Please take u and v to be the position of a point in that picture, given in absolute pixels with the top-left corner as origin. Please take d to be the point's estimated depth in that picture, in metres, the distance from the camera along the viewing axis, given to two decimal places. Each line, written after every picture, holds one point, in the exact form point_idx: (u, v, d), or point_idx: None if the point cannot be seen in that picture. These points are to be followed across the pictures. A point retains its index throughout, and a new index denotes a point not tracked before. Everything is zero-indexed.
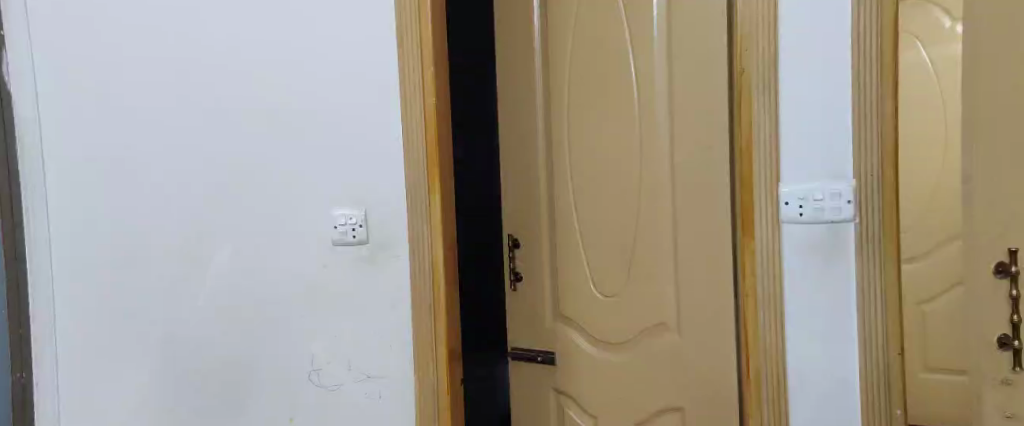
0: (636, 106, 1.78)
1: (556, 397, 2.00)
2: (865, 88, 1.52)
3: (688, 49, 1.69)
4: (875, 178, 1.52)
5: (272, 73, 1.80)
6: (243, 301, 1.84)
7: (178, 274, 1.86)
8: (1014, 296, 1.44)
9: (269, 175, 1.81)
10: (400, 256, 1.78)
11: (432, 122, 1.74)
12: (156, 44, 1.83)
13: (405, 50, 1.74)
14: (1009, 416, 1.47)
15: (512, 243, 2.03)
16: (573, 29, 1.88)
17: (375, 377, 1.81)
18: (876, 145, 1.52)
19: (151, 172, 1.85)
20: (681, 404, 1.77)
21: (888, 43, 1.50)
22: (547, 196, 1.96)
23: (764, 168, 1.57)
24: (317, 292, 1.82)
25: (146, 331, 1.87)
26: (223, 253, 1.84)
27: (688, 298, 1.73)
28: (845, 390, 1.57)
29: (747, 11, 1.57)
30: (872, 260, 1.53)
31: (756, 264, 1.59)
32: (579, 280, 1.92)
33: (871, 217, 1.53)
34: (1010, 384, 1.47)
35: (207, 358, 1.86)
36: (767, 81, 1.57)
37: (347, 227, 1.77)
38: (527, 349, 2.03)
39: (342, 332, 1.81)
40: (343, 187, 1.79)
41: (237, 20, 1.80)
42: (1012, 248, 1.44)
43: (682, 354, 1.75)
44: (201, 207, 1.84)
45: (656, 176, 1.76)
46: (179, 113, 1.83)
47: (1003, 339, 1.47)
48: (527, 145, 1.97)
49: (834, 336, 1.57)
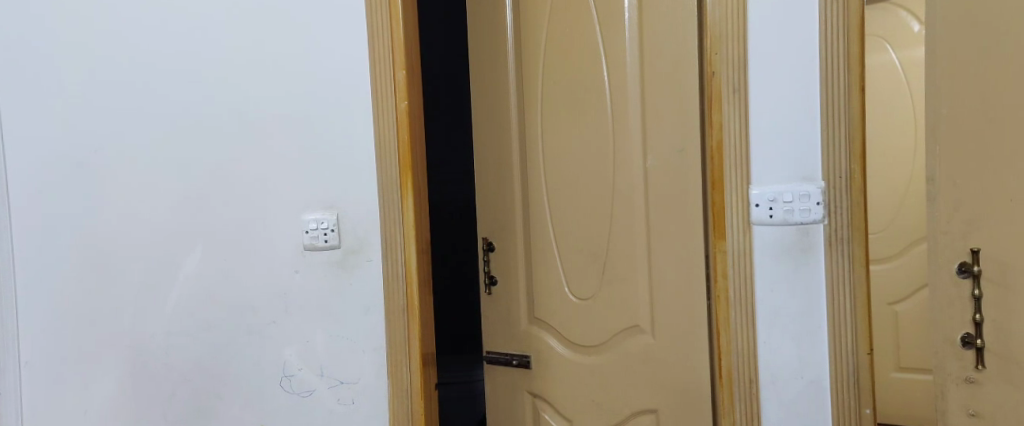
0: (610, 109, 1.78)
1: (532, 401, 1.99)
2: (833, 90, 1.53)
3: (661, 52, 1.70)
4: (843, 180, 1.54)
5: (244, 77, 1.78)
6: (214, 307, 1.82)
7: (147, 279, 1.83)
8: (977, 295, 1.46)
9: (239, 179, 1.79)
10: (373, 259, 1.77)
11: (404, 124, 1.75)
12: (126, 45, 1.80)
13: (376, 52, 1.74)
14: (972, 414, 1.49)
15: (487, 246, 2.01)
16: (546, 30, 1.88)
17: (347, 383, 1.80)
18: (844, 147, 1.54)
19: (117, 175, 1.82)
20: (655, 406, 1.77)
21: (855, 45, 1.52)
22: (523, 199, 1.95)
23: (734, 170, 1.59)
24: (288, 298, 1.80)
25: (114, 339, 1.84)
26: (193, 258, 1.82)
27: (661, 299, 1.74)
28: (817, 390, 1.58)
29: (717, 14, 1.58)
30: (841, 262, 1.55)
31: (727, 265, 1.60)
32: (554, 283, 1.91)
33: (840, 218, 1.54)
34: (974, 382, 1.49)
35: (177, 366, 1.84)
36: (736, 84, 1.58)
37: (319, 232, 1.76)
38: (502, 353, 2.01)
39: (315, 338, 1.80)
40: (315, 191, 1.77)
41: (210, 23, 1.79)
42: (974, 247, 1.47)
43: (656, 356, 1.76)
44: (169, 211, 1.82)
45: (628, 177, 1.77)
46: (147, 116, 1.81)
47: (966, 338, 1.49)
48: (501, 147, 1.96)
49: (805, 337, 1.58)
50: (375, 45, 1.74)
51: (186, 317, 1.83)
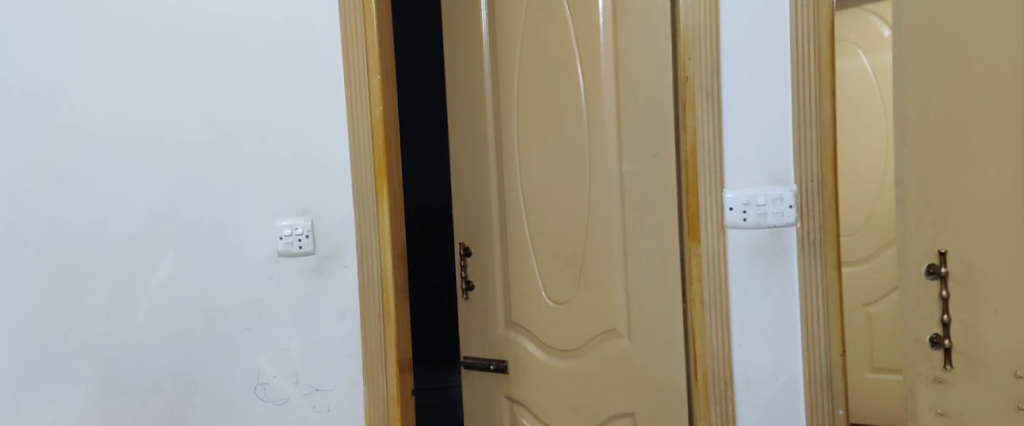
0: (586, 114, 1.79)
1: (510, 406, 1.98)
2: (804, 94, 1.55)
3: (636, 57, 1.71)
4: (815, 183, 1.55)
5: (214, 82, 1.77)
6: (187, 314, 1.80)
7: (118, 286, 1.81)
8: (944, 297, 1.48)
9: (213, 186, 1.78)
10: (349, 265, 1.76)
11: (379, 128, 1.74)
12: (95, 50, 1.78)
13: (350, 57, 1.73)
14: (941, 413, 1.51)
15: (464, 251, 2.00)
16: (521, 36, 1.88)
17: (323, 390, 1.78)
18: (815, 150, 1.55)
19: (88, 180, 1.80)
20: (632, 409, 1.78)
21: (825, 49, 1.54)
22: (499, 204, 1.95)
23: (708, 174, 1.60)
24: (263, 305, 1.78)
25: (84, 348, 1.82)
26: (166, 265, 1.80)
27: (638, 303, 1.75)
28: (790, 391, 1.59)
29: (690, 18, 1.59)
30: (814, 264, 1.56)
31: (702, 268, 1.61)
32: (530, 287, 1.91)
33: (813, 221, 1.56)
34: (942, 382, 1.51)
35: (149, 374, 1.81)
36: (710, 88, 1.59)
37: (293, 238, 1.75)
38: (479, 358, 2.01)
39: (290, 345, 1.78)
40: (289, 197, 1.76)
41: (181, 27, 1.77)
42: (942, 249, 1.49)
43: (632, 359, 1.76)
44: (141, 218, 1.80)
45: (605, 182, 1.77)
46: (117, 121, 1.79)
47: (934, 338, 1.50)
48: (477, 152, 1.96)
49: (779, 338, 1.59)
50: (349, 49, 1.73)
51: (158, 325, 1.81)
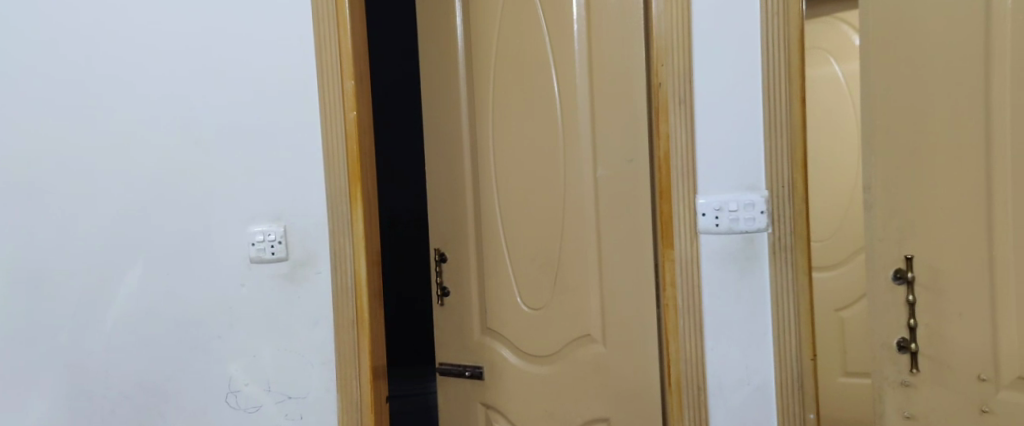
0: (561, 119, 1.79)
1: (485, 412, 1.98)
2: (775, 101, 1.57)
3: (610, 63, 1.72)
4: (786, 189, 1.57)
5: (186, 84, 1.75)
6: (157, 322, 1.78)
7: (84, 293, 1.78)
8: (911, 301, 1.52)
9: (183, 192, 1.76)
10: (322, 271, 1.75)
11: (353, 134, 1.73)
12: (62, 51, 1.75)
13: (324, 61, 1.72)
14: (908, 416, 1.55)
15: (439, 256, 1.99)
16: (497, 42, 1.89)
17: (296, 398, 1.77)
18: (786, 156, 1.57)
19: (56, 185, 1.77)
20: (607, 414, 1.78)
21: (795, 56, 1.56)
22: (474, 210, 1.94)
23: (681, 179, 1.61)
24: (234, 311, 1.76)
25: (50, 355, 1.78)
26: (135, 272, 1.77)
27: (613, 307, 1.75)
28: (762, 395, 1.61)
29: (663, 25, 1.60)
30: (785, 269, 1.58)
31: (675, 274, 1.62)
32: (506, 293, 1.91)
33: (784, 226, 1.58)
34: (908, 385, 1.55)
35: (116, 382, 1.79)
36: (683, 94, 1.60)
37: (266, 244, 1.73)
38: (455, 364, 2.00)
39: (261, 352, 1.77)
40: (262, 203, 1.74)
41: (152, 29, 1.75)
42: (908, 255, 1.52)
43: (607, 365, 1.77)
44: (109, 223, 1.77)
45: (579, 188, 1.78)
46: (85, 124, 1.76)
47: (901, 342, 1.54)
48: (452, 156, 1.96)
49: (751, 343, 1.61)
50: (323, 53, 1.72)
51: (126, 332, 1.78)
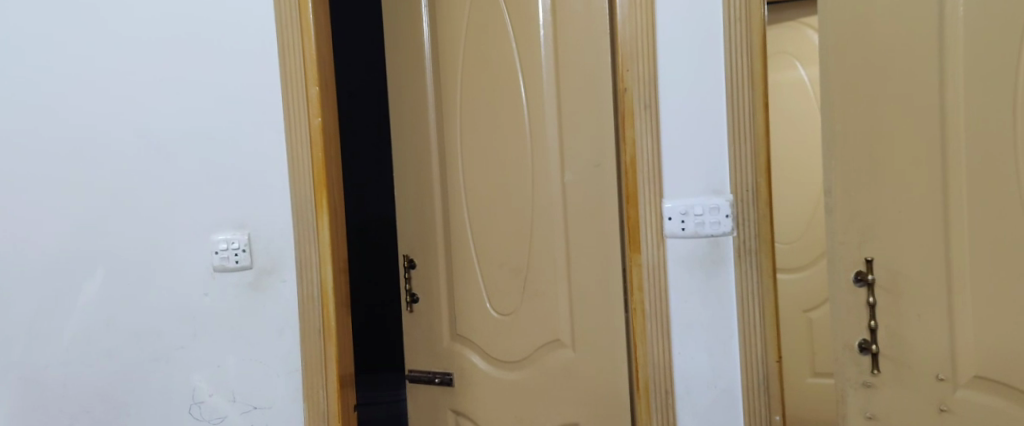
0: (528, 125, 1.80)
1: (454, 419, 1.96)
2: (739, 105, 1.58)
3: (576, 67, 1.72)
4: (751, 192, 1.59)
5: (146, 92, 1.72)
6: (117, 332, 1.74)
7: (41, 305, 1.73)
8: (872, 302, 1.55)
9: (145, 199, 1.72)
10: (287, 280, 1.73)
11: (317, 140, 1.72)
12: (17, 59, 1.71)
13: (287, 67, 1.70)
14: (870, 416, 1.57)
15: (408, 263, 1.98)
16: (463, 48, 1.88)
17: (261, 408, 1.74)
18: (750, 160, 1.59)
19: (13, 195, 1.73)
20: (576, 419, 1.78)
21: (758, 61, 1.58)
22: (443, 216, 1.93)
23: (648, 183, 1.61)
24: (197, 321, 1.74)
25: (7, 368, 1.74)
26: (93, 283, 1.74)
27: (581, 312, 1.75)
28: (729, 398, 1.62)
29: (628, 32, 1.60)
30: (750, 272, 1.59)
31: (643, 277, 1.62)
32: (475, 298, 1.91)
33: (748, 230, 1.59)
34: (870, 386, 1.56)
35: (75, 394, 1.75)
36: (649, 99, 1.60)
37: (230, 252, 1.71)
38: (425, 371, 1.99)
39: (226, 362, 1.74)
40: (225, 211, 1.72)
41: (109, 36, 1.71)
42: (868, 257, 1.55)
43: (575, 370, 1.77)
44: (67, 233, 1.73)
45: (547, 193, 1.78)
46: (42, 132, 1.72)
47: (863, 343, 1.56)
48: (419, 162, 1.95)
49: (717, 345, 1.62)
50: (286, 60, 1.70)
51: (85, 343, 1.74)
